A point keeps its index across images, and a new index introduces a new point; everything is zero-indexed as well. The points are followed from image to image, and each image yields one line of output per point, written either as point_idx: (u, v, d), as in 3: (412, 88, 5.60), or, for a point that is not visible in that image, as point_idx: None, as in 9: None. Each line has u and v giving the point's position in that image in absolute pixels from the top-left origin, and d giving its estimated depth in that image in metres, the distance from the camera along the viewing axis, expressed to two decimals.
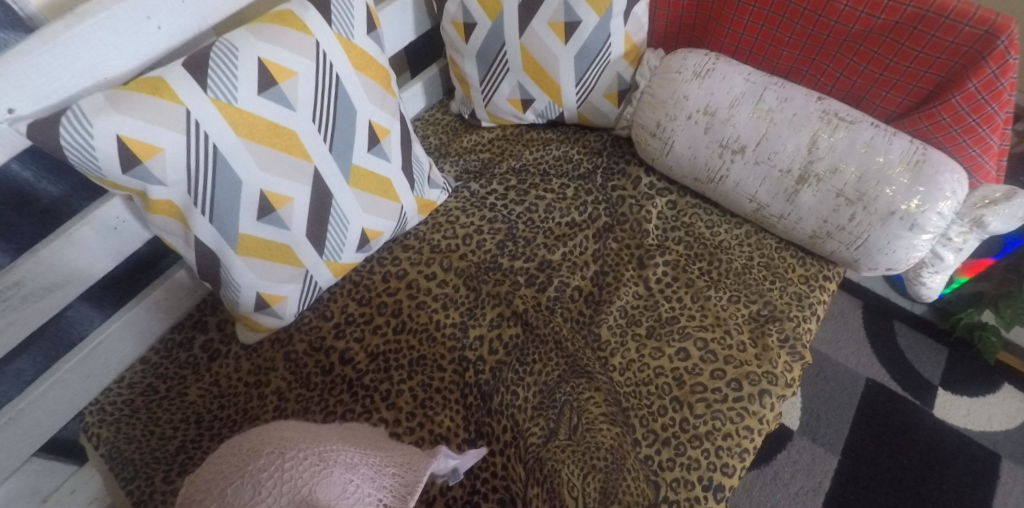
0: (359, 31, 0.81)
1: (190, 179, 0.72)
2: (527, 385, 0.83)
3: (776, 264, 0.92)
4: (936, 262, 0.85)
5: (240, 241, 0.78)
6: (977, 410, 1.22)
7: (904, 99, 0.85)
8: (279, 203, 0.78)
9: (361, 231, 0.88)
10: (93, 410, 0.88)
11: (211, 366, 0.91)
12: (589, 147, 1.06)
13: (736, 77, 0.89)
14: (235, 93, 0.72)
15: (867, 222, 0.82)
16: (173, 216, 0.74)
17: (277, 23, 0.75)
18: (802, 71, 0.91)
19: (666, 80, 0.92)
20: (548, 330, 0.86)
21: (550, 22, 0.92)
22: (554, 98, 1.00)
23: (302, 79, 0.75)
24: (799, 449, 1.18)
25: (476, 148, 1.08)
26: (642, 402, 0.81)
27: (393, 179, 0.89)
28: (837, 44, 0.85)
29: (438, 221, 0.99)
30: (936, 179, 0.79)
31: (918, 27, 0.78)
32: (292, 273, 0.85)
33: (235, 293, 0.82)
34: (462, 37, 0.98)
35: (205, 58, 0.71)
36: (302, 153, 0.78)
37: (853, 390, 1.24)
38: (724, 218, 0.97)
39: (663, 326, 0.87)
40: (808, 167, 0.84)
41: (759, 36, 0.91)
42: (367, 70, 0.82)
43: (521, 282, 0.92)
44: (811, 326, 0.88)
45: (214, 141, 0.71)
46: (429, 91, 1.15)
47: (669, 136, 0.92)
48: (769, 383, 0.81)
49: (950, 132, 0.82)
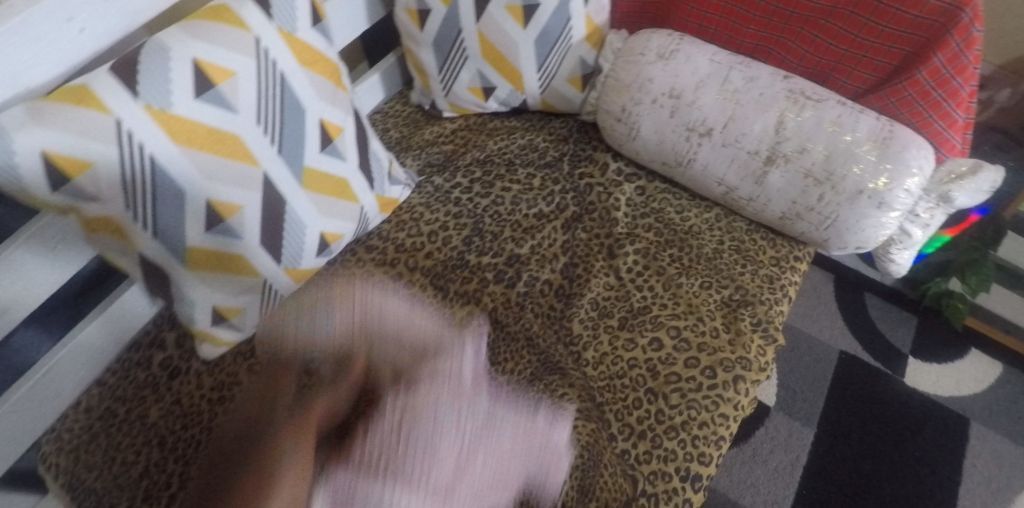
0: (302, 24, 0.76)
1: (127, 193, 0.67)
2: (498, 386, 0.80)
3: (746, 247, 0.91)
4: (904, 238, 0.85)
5: (189, 254, 0.74)
6: (946, 376, 1.24)
7: (870, 75, 0.83)
8: (228, 212, 0.74)
9: (320, 235, 0.84)
10: (49, 438, 0.86)
11: (171, 386, 0.88)
12: (555, 134, 1.03)
13: (700, 58, 0.87)
14: (170, 98, 0.67)
15: (835, 202, 0.81)
16: (115, 234, 0.70)
17: (212, 20, 0.70)
18: (767, 49, 0.88)
19: (629, 63, 0.89)
20: (519, 327, 0.84)
21: (507, 6, 0.88)
22: (515, 84, 0.96)
23: (242, 78, 0.71)
24: (776, 425, 1.19)
25: (438, 140, 1.04)
26: (616, 397, 0.80)
27: (350, 179, 0.85)
28: (803, 20, 0.83)
29: (400, 219, 0.95)
30: (902, 156, 0.78)
31: (884, 1, 0.77)
32: (250, 284, 0.81)
33: (189, 307, 0.79)
34: (417, 24, 0.94)
35: (134, 61, 0.66)
36: (249, 158, 0.73)
37: (828, 362, 1.25)
38: (693, 202, 0.95)
39: (635, 317, 0.85)
40: (776, 148, 0.82)
41: (723, 14, 0.89)
42: (314, 66, 0.78)
43: (489, 278, 0.89)
44: (783, 309, 0.87)
45: (150, 151, 0.66)
46: (387, 82, 1.10)
47: (635, 121, 0.90)
48: (743, 369, 0.80)
49: (917, 107, 0.80)
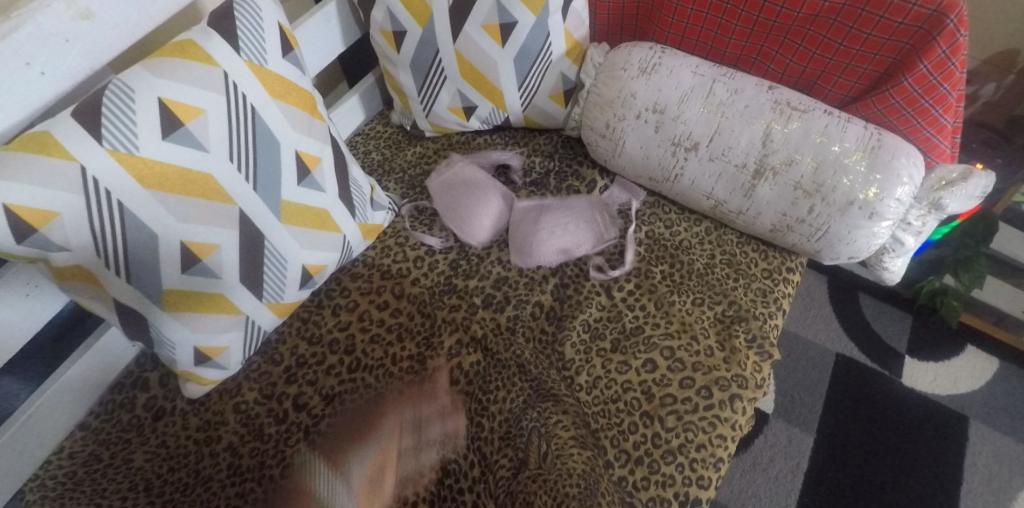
0: (272, 55, 0.73)
1: (96, 240, 0.65)
2: (492, 415, 0.79)
3: (738, 260, 0.89)
4: (896, 246, 0.83)
5: (166, 297, 0.72)
6: (943, 374, 1.22)
7: (855, 83, 0.82)
8: (203, 252, 0.72)
9: (302, 268, 0.82)
10: (32, 486, 0.81)
11: (157, 427, 0.84)
12: (539, 150, 1.01)
13: (683, 71, 0.85)
14: (136, 142, 0.65)
15: (826, 214, 0.80)
16: (87, 280, 0.68)
17: (178, 57, 0.68)
18: (750, 58, 0.87)
19: (611, 79, 0.87)
20: (510, 355, 0.82)
21: (484, 24, 0.87)
22: (496, 103, 0.95)
23: (211, 115, 0.69)
24: (776, 432, 1.17)
25: (421, 161, 1.03)
26: (610, 422, 0.78)
27: (330, 209, 0.83)
28: (785, 29, 0.81)
29: (386, 245, 0.94)
30: (892, 165, 0.76)
31: (866, 9, 0.75)
32: (232, 322, 0.78)
33: (170, 351, 0.76)
34: (393, 46, 0.92)
35: (98, 104, 0.64)
36: (223, 196, 0.71)
37: (824, 366, 1.24)
38: (682, 216, 0.94)
39: (628, 339, 0.83)
40: (764, 160, 0.81)
41: (704, 25, 0.87)
42: (288, 97, 0.75)
43: (477, 303, 0.87)
44: (778, 322, 0.86)
45: (118, 197, 0.65)
46: (367, 103, 1.08)
47: (619, 137, 0.88)
48: (739, 387, 0.79)
49: (904, 114, 0.79)
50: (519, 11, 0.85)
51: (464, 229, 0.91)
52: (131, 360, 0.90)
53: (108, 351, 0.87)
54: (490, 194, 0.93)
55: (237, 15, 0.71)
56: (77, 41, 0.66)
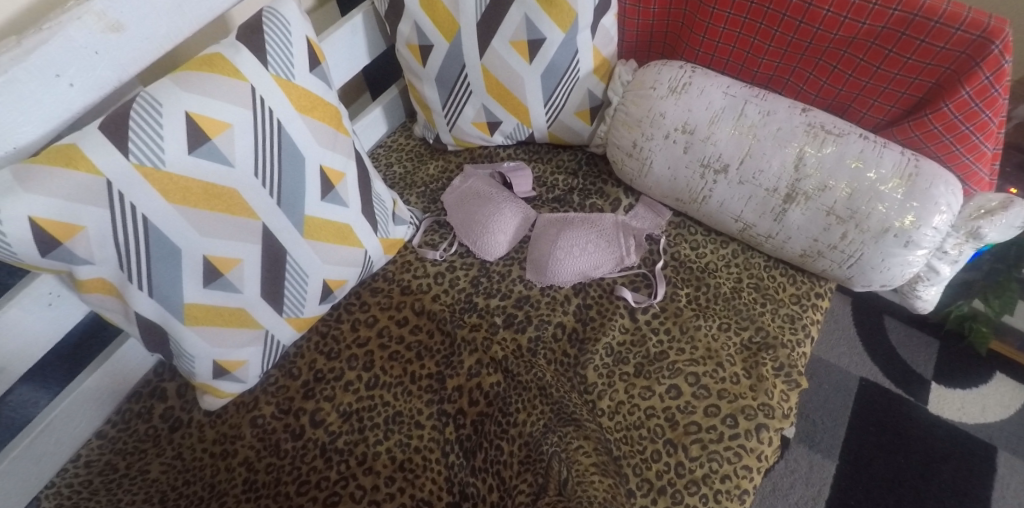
0: (299, 70, 0.73)
1: (120, 253, 0.65)
2: (511, 438, 0.78)
3: (766, 285, 0.87)
4: (932, 274, 0.81)
5: (187, 311, 0.71)
6: (971, 402, 1.18)
7: (892, 107, 0.80)
8: (226, 266, 0.71)
9: (322, 283, 0.81)
10: (49, 494, 0.80)
11: (173, 439, 0.83)
12: (563, 167, 1.00)
13: (714, 90, 0.83)
14: (162, 156, 0.64)
15: (859, 241, 0.77)
16: (109, 293, 0.67)
17: (206, 70, 0.67)
18: (783, 79, 0.86)
19: (640, 97, 0.86)
20: (531, 377, 0.81)
21: (511, 41, 0.86)
22: (521, 119, 0.94)
23: (238, 130, 0.68)
24: (796, 458, 1.14)
25: (443, 175, 1.02)
26: (633, 449, 0.77)
27: (353, 223, 0.82)
28: (820, 51, 0.80)
29: (406, 260, 0.93)
30: (930, 193, 0.74)
31: (907, 33, 0.73)
32: (251, 335, 0.78)
33: (189, 364, 0.75)
34: (419, 60, 0.91)
35: (124, 116, 0.63)
36: (247, 211, 0.71)
37: (847, 391, 1.20)
38: (709, 237, 0.92)
39: (652, 363, 0.82)
40: (796, 185, 0.79)
41: (736, 45, 0.86)
42: (313, 111, 0.74)
43: (498, 322, 0.86)
44: (806, 350, 0.83)
45: (143, 211, 0.64)
46: (390, 115, 1.07)
47: (647, 156, 0.87)
48: (766, 416, 0.76)
49: (943, 140, 0.77)
50: (547, 27, 0.84)
51: (478, 244, 0.91)
52: (149, 371, 0.89)
53: (125, 363, 0.85)
54: (502, 207, 0.92)
55: (265, 29, 0.70)
56: (106, 53, 0.66)
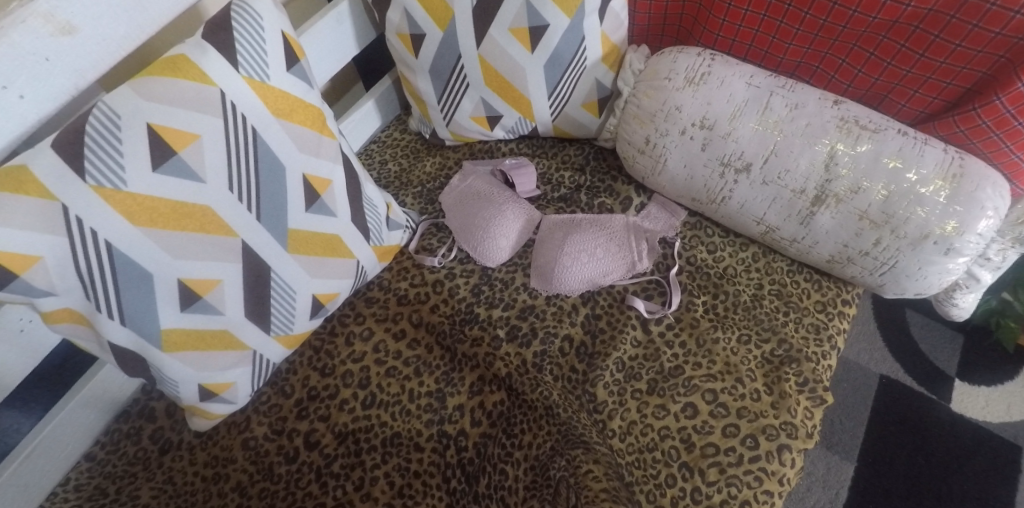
0: (275, 70, 0.65)
1: (84, 282, 0.59)
2: (516, 462, 0.73)
3: (789, 292, 0.81)
4: (971, 282, 0.74)
5: (164, 338, 0.66)
6: (996, 400, 1.12)
7: (935, 98, 0.72)
8: (204, 288, 0.66)
9: (312, 298, 0.76)
10: None
11: (163, 462, 0.78)
12: (570, 162, 0.93)
13: (735, 81, 0.75)
14: (124, 176, 0.58)
15: (894, 247, 0.70)
16: (79, 322, 0.62)
17: (168, 75, 0.60)
18: (812, 66, 0.78)
19: (653, 89, 0.79)
20: (537, 396, 0.76)
21: (511, 28, 0.79)
22: (524, 112, 0.88)
23: (208, 141, 0.62)
24: (814, 459, 1.09)
25: (441, 173, 0.95)
26: (645, 475, 0.71)
27: (343, 233, 0.76)
28: (856, 36, 0.72)
29: (402, 266, 0.88)
30: (977, 196, 0.66)
31: (957, 16, 0.64)
32: (238, 357, 0.72)
33: (173, 390, 0.70)
34: (411, 51, 0.85)
35: (79, 133, 0.57)
36: (223, 229, 0.65)
37: (867, 389, 1.15)
38: (727, 240, 0.86)
39: (667, 380, 0.76)
40: (825, 187, 0.72)
41: (760, 28, 0.78)
42: (293, 115, 0.68)
43: (501, 336, 0.80)
44: (831, 363, 0.77)
45: (105, 236, 0.58)
46: (383, 107, 1.01)
47: (661, 153, 0.80)
48: (789, 436, 0.70)
49: (991, 136, 0.69)
50: (551, 13, 0.77)
51: (479, 249, 0.85)
52: (136, 389, 0.84)
53: (109, 384, 0.81)
54: (504, 209, 0.86)
55: (234, 25, 0.63)
56: (59, 59, 0.59)
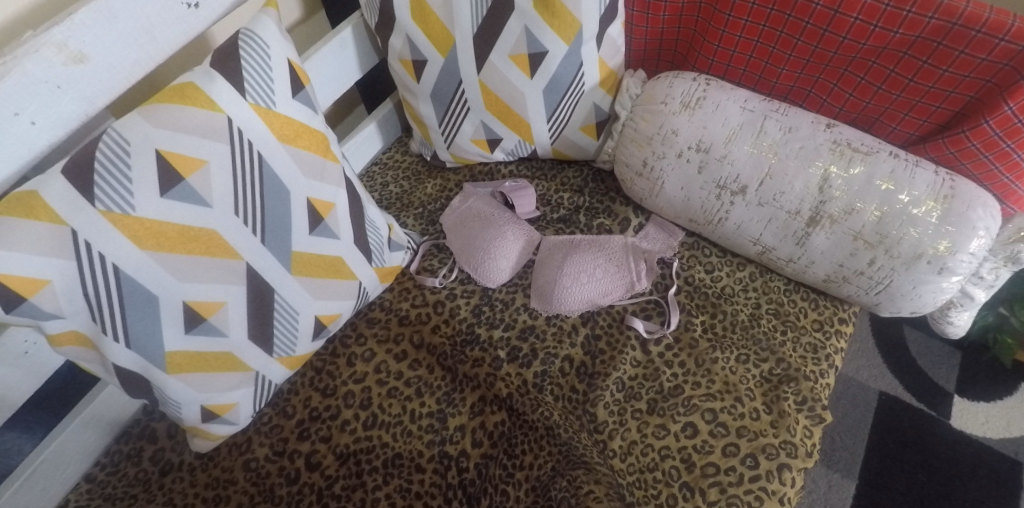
0: (281, 97, 0.67)
1: (90, 305, 0.60)
2: (517, 483, 0.73)
3: (786, 311, 0.82)
4: (965, 300, 0.75)
5: (168, 359, 0.66)
6: (995, 416, 1.12)
7: (924, 121, 0.74)
8: (209, 310, 0.66)
9: (314, 319, 0.76)
10: None
11: (163, 483, 0.77)
12: (568, 184, 0.95)
13: (730, 105, 0.77)
14: (132, 200, 0.59)
15: (889, 267, 0.71)
16: (85, 344, 0.63)
17: (177, 102, 0.61)
18: (804, 90, 0.80)
19: (650, 113, 0.81)
20: (537, 416, 0.76)
21: (512, 54, 0.81)
22: (523, 135, 0.90)
23: (215, 166, 0.63)
24: (815, 477, 1.08)
25: (442, 194, 0.97)
26: (646, 495, 0.71)
27: (346, 255, 0.77)
28: (846, 61, 0.74)
29: (404, 287, 0.89)
30: (968, 216, 0.67)
31: (944, 43, 0.67)
32: (241, 378, 0.73)
33: (175, 411, 0.70)
34: (413, 76, 0.87)
35: (89, 161, 0.58)
36: (229, 252, 0.66)
37: (866, 406, 1.15)
38: (724, 260, 0.87)
39: (666, 400, 0.76)
40: (820, 207, 0.73)
41: (753, 54, 0.80)
42: (298, 140, 0.69)
43: (502, 356, 0.81)
44: (829, 381, 0.78)
45: (112, 259, 0.60)
46: (384, 129, 1.03)
47: (658, 176, 0.82)
48: (788, 455, 0.70)
49: (980, 158, 0.70)
50: (550, 40, 0.79)
51: (480, 271, 0.86)
52: (137, 410, 0.83)
53: (111, 404, 0.80)
54: (505, 230, 0.87)
55: (242, 53, 0.64)
56: (70, 86, 0.60)
